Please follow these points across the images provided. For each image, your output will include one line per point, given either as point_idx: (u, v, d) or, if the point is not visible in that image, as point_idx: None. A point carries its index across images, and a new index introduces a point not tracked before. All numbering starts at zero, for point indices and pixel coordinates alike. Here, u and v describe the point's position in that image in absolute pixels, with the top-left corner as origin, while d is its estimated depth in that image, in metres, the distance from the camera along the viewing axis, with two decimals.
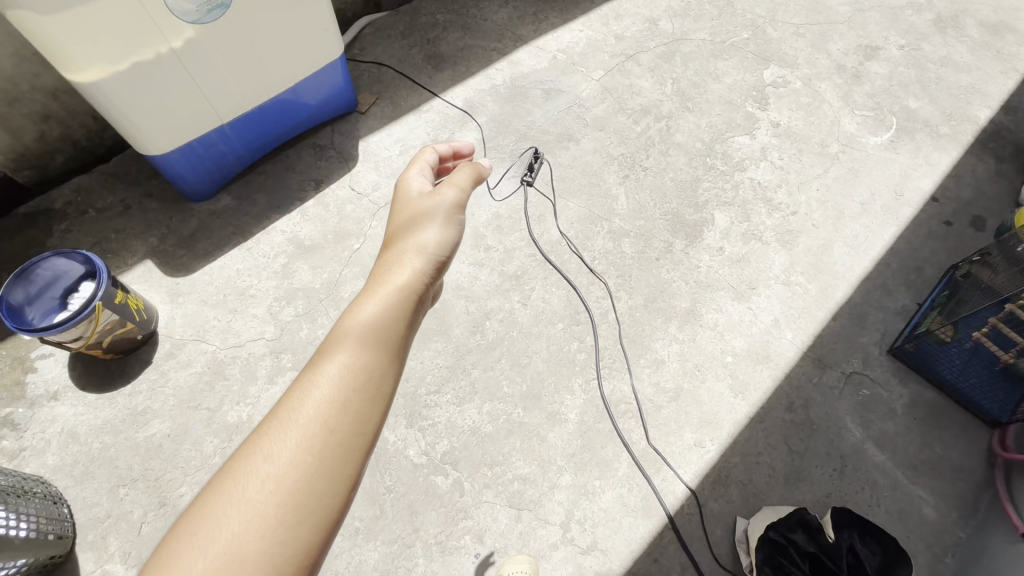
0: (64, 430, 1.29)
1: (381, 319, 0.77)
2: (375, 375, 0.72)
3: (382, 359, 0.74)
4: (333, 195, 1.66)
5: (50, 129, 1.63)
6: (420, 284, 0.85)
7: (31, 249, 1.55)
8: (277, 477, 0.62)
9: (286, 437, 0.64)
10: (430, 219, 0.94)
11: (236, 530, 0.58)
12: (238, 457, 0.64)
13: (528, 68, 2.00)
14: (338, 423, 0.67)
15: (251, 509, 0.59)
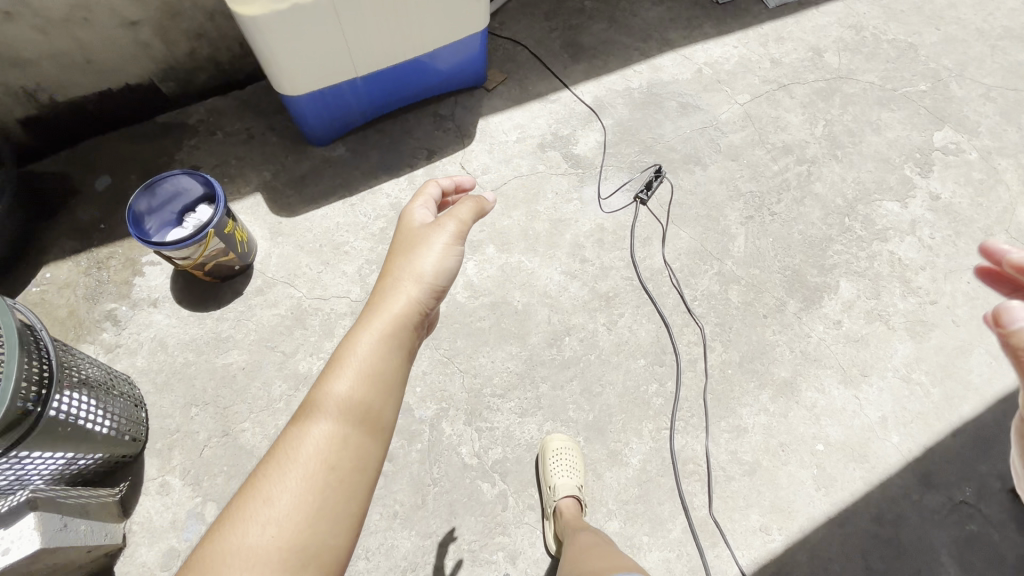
0: (156, 337, 1.37)
1: (375, 359, 0.78)
2: (369, 417, 0.74)
3: (382, 393, 0.77)
4: (443, 169, 1.64)
5: (200, 48, 1.70)
6: (417, 316, 0.85)
7: (161, 157, 1.64)
8: (276, 526, 0.65)
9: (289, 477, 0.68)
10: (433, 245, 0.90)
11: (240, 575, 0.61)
12: (234, 509, 0.66)
13: (668, 77, 1.87)
14: (334, 466, 0.70)
15: (253, 555, 0.62)
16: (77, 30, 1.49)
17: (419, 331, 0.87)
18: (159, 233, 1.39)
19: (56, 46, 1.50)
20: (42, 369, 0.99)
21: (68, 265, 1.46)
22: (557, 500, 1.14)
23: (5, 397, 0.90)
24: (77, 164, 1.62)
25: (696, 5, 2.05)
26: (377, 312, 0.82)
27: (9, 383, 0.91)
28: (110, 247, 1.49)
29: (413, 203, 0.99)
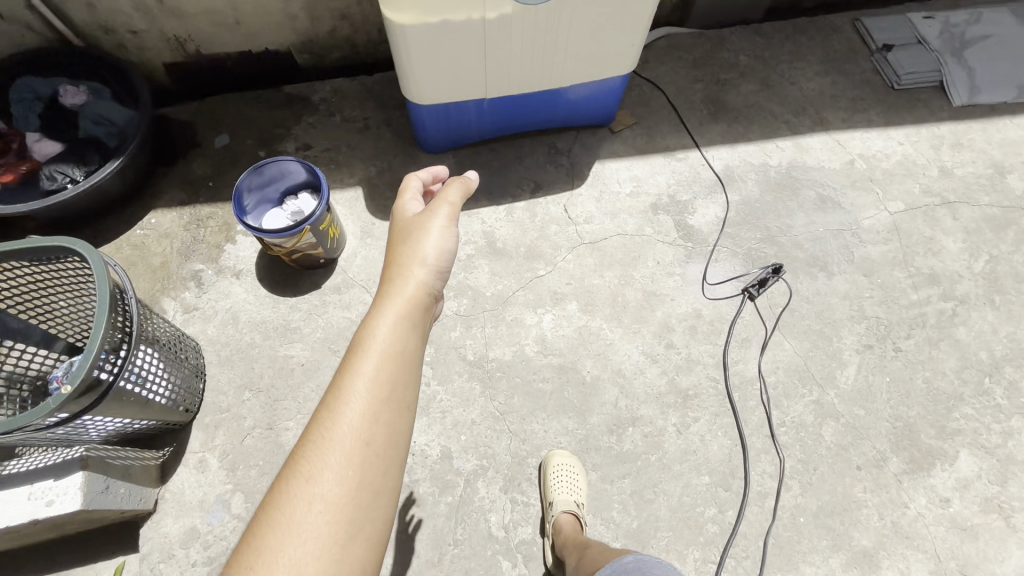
0: (232, 310, 1.39)
1: (393, 340, 0.84)
2: (397, 391, 0.80)
3: (404, 372, 0.82)
4: (544, 207, 1.56)
5: (341, 27, 1.70)
6: (427, 296, 0.93)
7: (278, 128, 1.66)
8: (324, 502, 0.70)
9: (328, 462, 0.72)
10: (437, 230, 0.98)
11: (296, 557, 0.66)
12: (279, 495, 0.71)
13: (813, 161, 1.67)
14: (364, 441, 0.75)
15: (309, 535, 0.67)
16: None
17: (431, 311, 0.94)
18: (256, 209, 1.39)
19: (213, 4, 1.53)
20: (120, 341, 1.00)
21: (172, 216, 1.51)
22: (555, 515, 1.13)
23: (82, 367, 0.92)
24: (203, 117, 1.67)
25: (866, 85, 1.83)
26: (391, 298, 0.88)
27: (87, 355, 0.92)
28: (212, 208, 1.53)
29: (404, 196, 1.08)
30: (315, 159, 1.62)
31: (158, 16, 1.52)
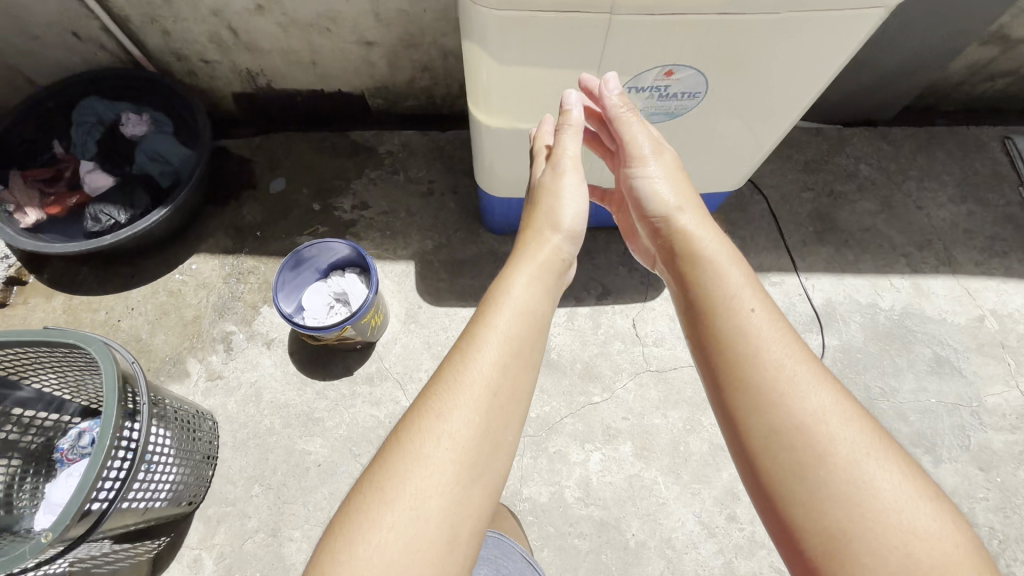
0: (256, 385, 1.29)
1: (528, 297, 0.75)
2: (528, 346, 0.71)
3: (534, 325, 0.74)
4: (610, 318, 1.38)
5: (421, 79, 1.56)
6: (561, 262, 0.83)
7: (338, 179, 1.55)
8: (452, 440, 0.60)
9: (459, 399, 0.63)
10: (570, 181, 0.87)
11: (418, 489, 0.57)
12: (408, 425, 0.62)
13: (934, 311, 1.43)
14: (494, 389, 0.65)
15: (433, 468, 0.58)
16: (315, 36, 1.40)
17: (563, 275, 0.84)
18: (300, 282, 1.28)
19: (290, 44, 1.42)
20: (117, 467, 0.91)
21: (213, 264, 1.42)
22: None
23: (67, 515, 0.82)
24: (262, 155, 1.57)
25: (1009, 223, 1.55)
26: (528, 258, 0.81)
27: (75, 497, 0.83)
28: (255, 261, 1.43)
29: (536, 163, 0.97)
30: (370, 221, 1.49)
31: (233, 49, 1.43)
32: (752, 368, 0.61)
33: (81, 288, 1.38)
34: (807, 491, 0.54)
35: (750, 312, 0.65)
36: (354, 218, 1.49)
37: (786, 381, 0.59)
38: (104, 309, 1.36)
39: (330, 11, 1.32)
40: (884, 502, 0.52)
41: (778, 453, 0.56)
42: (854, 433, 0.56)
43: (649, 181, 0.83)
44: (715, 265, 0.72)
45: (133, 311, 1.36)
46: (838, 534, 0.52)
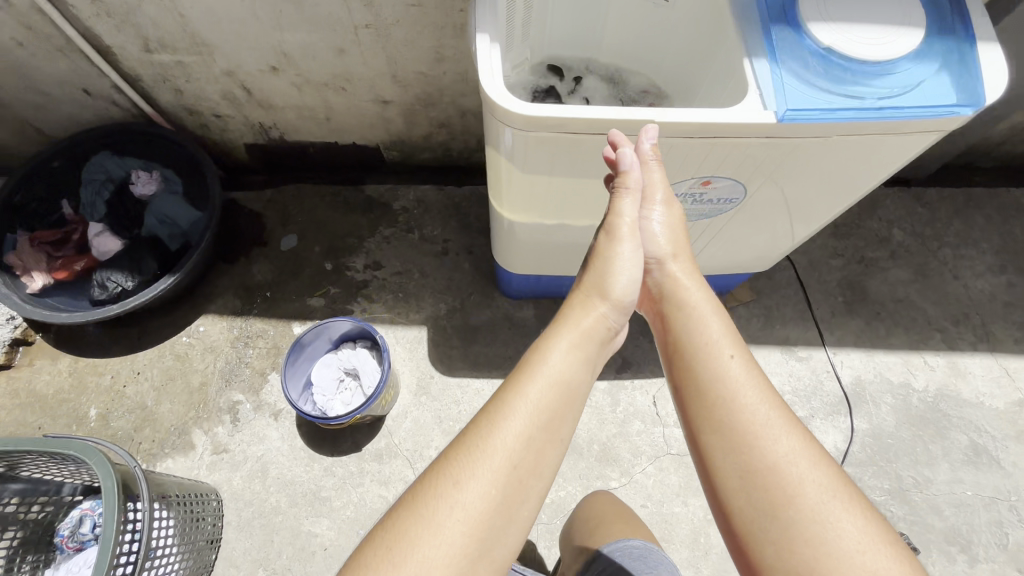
0: (263, 459, 1.25)
1: (566, 367, 0.68)
2: (558, 424, 0.64)
3: (571, 398, 0.67)
4: (629, 395, 1.32)
5: (438, 134, 1.51)
6: (604, 334, 0.73)
7: (350, 236, 1.51)
8: (469, 506, 0.56)
9: (481, 467, 0.58)
10: (627, 252, 0.74)
11: (428, 558, 0.53)
12: (424, 482, 0.58)
13: (970, 392, 1.36)
14: (519, 461, 0.60)
15: (445, 540, 0.54)
16: (330, 95, 1.35)
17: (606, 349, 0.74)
18: (311, 357, 1.25)
19: (304, 102, 1.38)
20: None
21: (221, 326, 1.39)
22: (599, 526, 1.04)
23: None
24: (274, 209, 1.53)
25: None
26: (566, 323, 0.72)
27: None
28: (264, 323, 1.40)
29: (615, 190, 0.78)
30: (382, 283, 1.45)
31: (246, 105, 1.39)
32: (728, 411, 0.63)
33: (86, 349, 1.35)
34: (779, 530, 0.56)
35: (728, 359, 0.66)
36: (366, 279, 1.45)
37: (760, 423, 0.61)
38: (109, 373, 1.33)
39: (345, 72, 1.28)
40: (848, 546, 0.54)
41: (750, 494, 0.58)
42: (821, 476, 0.58)
43: (648, 228, 0.77)
44: (697, 316, 0.71)
45: (139, 376, 1.32)
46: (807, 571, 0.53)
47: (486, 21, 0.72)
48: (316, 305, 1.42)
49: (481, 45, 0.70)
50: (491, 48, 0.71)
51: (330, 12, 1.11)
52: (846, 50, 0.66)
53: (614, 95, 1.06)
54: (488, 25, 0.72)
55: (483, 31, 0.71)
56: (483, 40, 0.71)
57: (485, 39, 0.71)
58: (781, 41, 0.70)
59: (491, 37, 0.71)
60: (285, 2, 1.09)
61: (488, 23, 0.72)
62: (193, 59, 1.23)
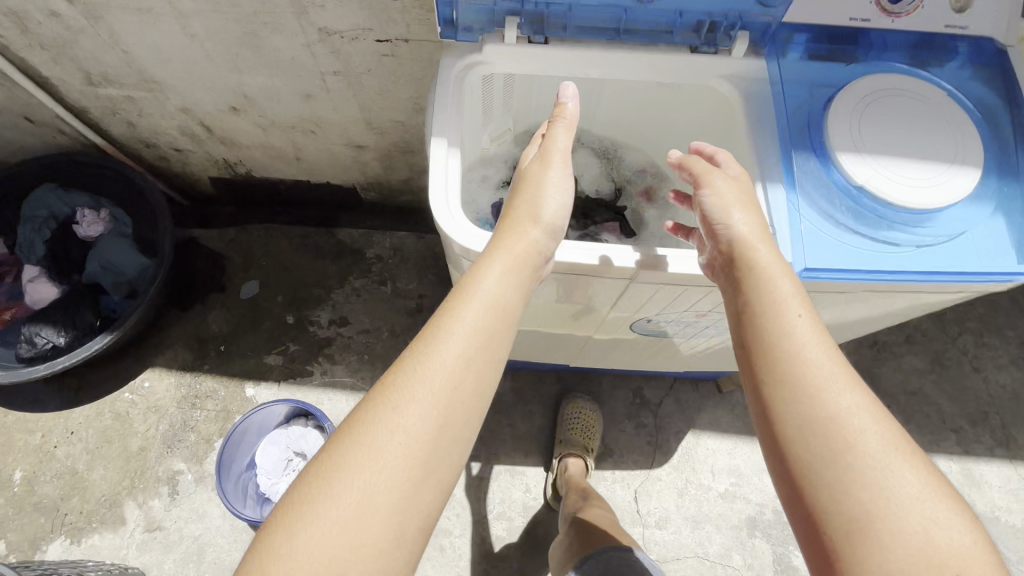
0: (198, 541, 1.13)
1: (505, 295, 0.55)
2: (492, 346, 0.52)
3: (510, 311, 0.55)
4: (608, 488, 1.20)
5: (419, 180, 1.38)
6: (539, 263, 0.58)
7: (318, 286, 1.38)
8: (411, 424, 0.46)
9: (418, 390, 0.48)
10: (557, 178, 0.62)
11: (365, 484, 0.44)
12: (362, 403, 0.48)
13: (985, 505, 1.23)
14: (467, 386, 0.50)
15: (383, 461, 0.45)
16: (298, 137, 1.22)
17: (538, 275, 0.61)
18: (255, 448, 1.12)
19: (271, 142, 1.25)
20: None
21: (168, 382, 1.27)
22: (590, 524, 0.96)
23: None
24: (237, 251, 1.41)
25: None
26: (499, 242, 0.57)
27: None
28: (215, 382, 1.28)
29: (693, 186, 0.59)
30: (347, 342, 1.32)
31: (207, 142, 1.26)
32: (793, 367, 0.48)
33: (18, 402, 1.24)
34: (835, 475, 0.43)
35: (799, 320, 0.50)
36: (330, 337, 1.33)
37: (822, 378, 0.47)
38: (40, 432, 1.21)
39: (314, 117, 1.15)
40: (909, 496, 0.42)
41: (805, 445, 0.45)
42: (880, 428, 0.45)
43: (726, 208, 0.55)
44: (767, 275, 0.52)
45: (73, 437, 1.21)
46: (861, 517, 0.42)
47: (445, 123, 0.61)
48: (273, 363, 1.30)
49: (436, 154, 0.59)
50: (449, 158, 0.59)
51: (293, 58, 0.98)
52: (886, 196, 0.53)
53: (606, 174, 0.94)
54: (447, 128, 0.60)
55: (440, 138, 0.60)
56: (439, 149, 0.59)
57: (440, 148, 0.59)
58: (806, 170, 0.57)
59: (449, 143, 0.60)
60: (241, 45, 0.96)
61: (446, 127, 0.60)
62: (144, 96, 1.10)
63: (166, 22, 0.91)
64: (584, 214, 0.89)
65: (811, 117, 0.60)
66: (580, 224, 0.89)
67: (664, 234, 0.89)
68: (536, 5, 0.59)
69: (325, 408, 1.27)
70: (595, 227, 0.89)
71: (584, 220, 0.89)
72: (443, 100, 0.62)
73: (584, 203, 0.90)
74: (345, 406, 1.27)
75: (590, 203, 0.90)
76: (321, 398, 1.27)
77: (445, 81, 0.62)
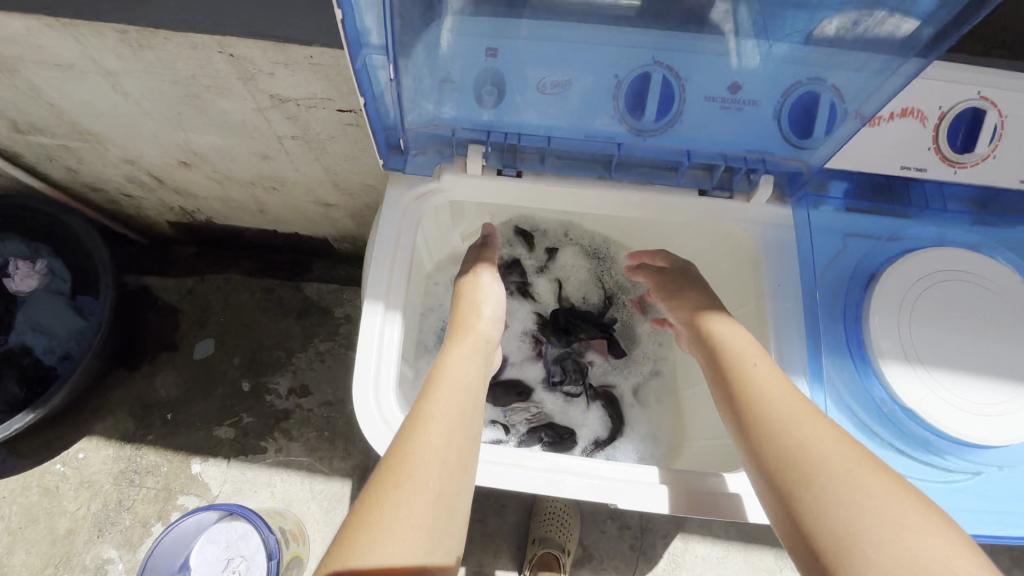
0: None
1: (471, 365, 0.52)
2: (470, 410, 0.48)
3: (475, 374, 0.52)
4: None
5: None
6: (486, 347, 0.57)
7: (278, 350, 1.26)
8: (412, 494, 0.40)
9: (415, 454, 0.42)
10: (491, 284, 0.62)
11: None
12: (361, 493, 0.41)
13: None
14: (452, 448, 0.44)
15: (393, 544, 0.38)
16: (260, 192, 1.10)
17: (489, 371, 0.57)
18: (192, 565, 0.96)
19: (229, 195, 1.12)
20: None
21: (107, 454, 1.15)
22: None
23: None
24: (192, 305, 1.28)
25: None
26: (455, 331, 0.56)
27: None
28: (158, 456, 1.16)
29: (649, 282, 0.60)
30: (307, 416, 1.20)
31: (159, 190, 1.13)
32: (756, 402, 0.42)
33: None
34: (809, 500, 0.36)
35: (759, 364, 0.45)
36: (288, 409, 1.21)
37: (784, 410, 0.41)
38: None
39: (275, 175, 1.02)
40: (884, 509, 0.33)
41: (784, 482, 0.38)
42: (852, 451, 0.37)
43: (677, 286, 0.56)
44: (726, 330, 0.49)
45: None
46: (840, 539, 0.33)
47: (378, 279, 0.49)
48: (224, 437, 1.18)
49: (368, 321, 0.47)
50: (384, 325, 0.48)
51: (244, 121, 0.85)
52: (944, 426, 0.41)
53: (596, 277, 0.80)
54: (382, 286, 0.49)
55: (373, 298, 0.48)
56: (371, 314, 0.47)
57: (373, 312, 0.48)
58: (835, 369, 0.46)
59: (385, 305, 0.48)
60: (183, 106, 0.83)
61: (380, 284, 0.48)
62: (80, 145, 0.97)
63: (92, 78, 0.78)
64: (564, 330, 0.76)
65: (843, 292, 0.48)
66: (559, 341, 0.76)
67: (661, 356, 0.77)
68: (507, 134, 0.49)
69: (277, 491, 1.14)
70: (578, 345, 0.77)
71: (563, 338, 0.76)
72: (383, 245, 0.50)
73: (565, 316, 0.76)
74: (300, 489, 1.15)
75: (572, 317, 0.76)
76: (274, 479, 1.15)
77: (388, 219, 0.51)
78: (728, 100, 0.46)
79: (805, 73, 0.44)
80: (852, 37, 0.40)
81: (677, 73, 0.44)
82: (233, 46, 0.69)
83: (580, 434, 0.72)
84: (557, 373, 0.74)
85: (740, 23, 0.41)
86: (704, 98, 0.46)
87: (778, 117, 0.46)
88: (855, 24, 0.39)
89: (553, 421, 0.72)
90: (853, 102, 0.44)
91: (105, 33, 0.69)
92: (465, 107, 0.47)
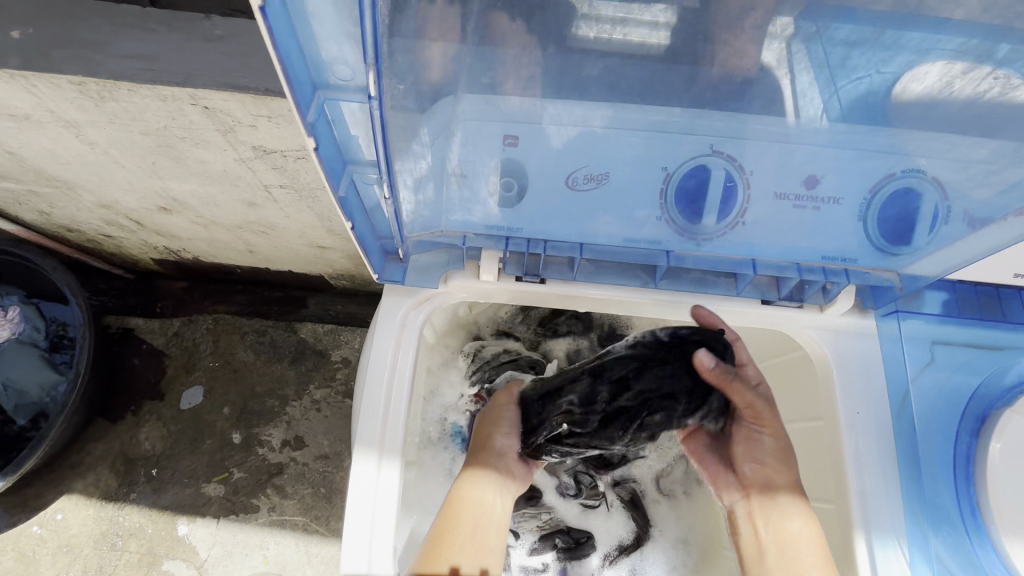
0: None
1: (485, 480, 0.48)
2: (482, 530, 0.46)
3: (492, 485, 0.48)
4: None
5: None
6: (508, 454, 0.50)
7: (271, 397, 1.02)
8: None
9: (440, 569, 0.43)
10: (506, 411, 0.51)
11: None
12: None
13: None
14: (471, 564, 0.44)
15: None
16: (251, 237, 0.89)
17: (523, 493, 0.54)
18: None
19: (216, 237, 0.91)
20: None
21: (88, 513, 0.95)
22: None
23: None
24: (180, 347, 1.05)
25: None
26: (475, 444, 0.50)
27: None
28: (142, 514, 0.95)
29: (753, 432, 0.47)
30: (303, 470, 0.98)
31: (141, 232, 0.92)
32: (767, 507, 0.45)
33: None
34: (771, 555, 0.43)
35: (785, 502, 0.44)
36: (281, 463, 0.98)
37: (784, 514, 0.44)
38: None
39: (263, 221, 0.83)
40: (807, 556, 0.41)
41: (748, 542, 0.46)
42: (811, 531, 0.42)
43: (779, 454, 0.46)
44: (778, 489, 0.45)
45: None
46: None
47: (370, 423, 0.42)
48: (213, 494, 0.96)
49: (360, 472, 0.41)
50: (380, 474, 0.41)
51: (225, 170, 0.69)
52: None
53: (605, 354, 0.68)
54: (376, 428, 0.42)
55: (365, 444, 0.41)
56: (364, 464, 0.41)
57: (365, 459, 0.41)
58: (946, 542, 0.38)
59: (379, 452, 0.41)
60: (157, 155, 0.67)
61: (373, 426, 0.42)
62: (51, 191, 0.80)
63: (51, 129, 0.63)
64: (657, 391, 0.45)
65: (951, 440, 0.40)
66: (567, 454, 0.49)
67: None
68: (530, 240, 0.41)
69: (270, 553, 0.93)
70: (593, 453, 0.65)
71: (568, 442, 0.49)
72: (376, 373, 0.43)
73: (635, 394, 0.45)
74: (296, 552, 0.93)
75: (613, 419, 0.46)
76: (267, 541, 0.93)
77: (381, 334, 0.44)
78: (802, 197, 0.36)
79: (900, 165, 0.33)
80: (992, 118, 0.30)
81: (741, 165, 0.34)
82: (207, 98, 0.55)
83: (600, 537, 0.65)
84: (571, 485, 0.65)
85: (840, 108, 0.32)
86: (773, 195, 0.36)
87: (865, 221, 0.37)
88: (972, 97, 0.30)
89: (567, 525, 0.65)
90: (962, 202, 0.35)
91: (59, 84, 0.54)
92: (474, 207, 0.38)
